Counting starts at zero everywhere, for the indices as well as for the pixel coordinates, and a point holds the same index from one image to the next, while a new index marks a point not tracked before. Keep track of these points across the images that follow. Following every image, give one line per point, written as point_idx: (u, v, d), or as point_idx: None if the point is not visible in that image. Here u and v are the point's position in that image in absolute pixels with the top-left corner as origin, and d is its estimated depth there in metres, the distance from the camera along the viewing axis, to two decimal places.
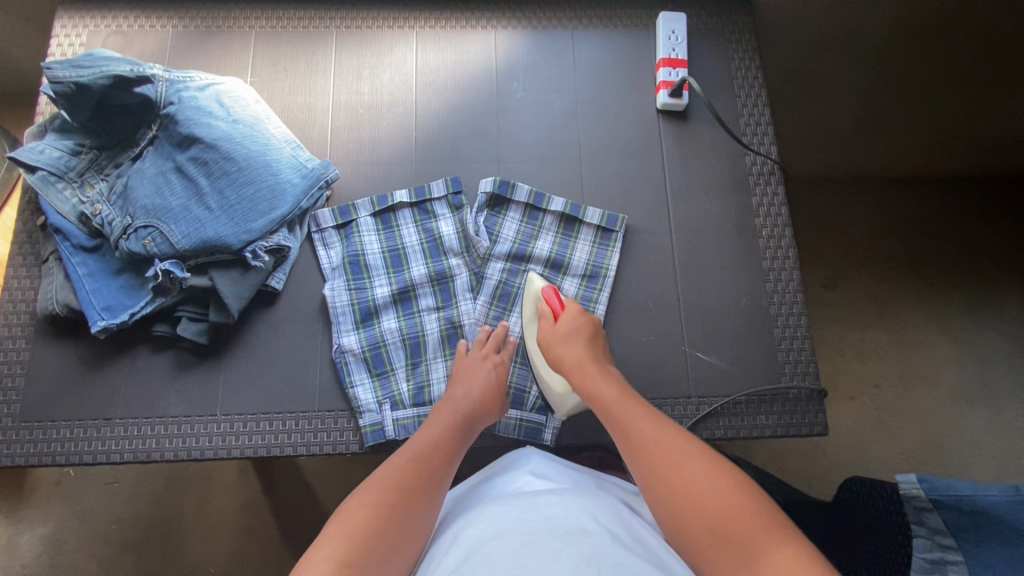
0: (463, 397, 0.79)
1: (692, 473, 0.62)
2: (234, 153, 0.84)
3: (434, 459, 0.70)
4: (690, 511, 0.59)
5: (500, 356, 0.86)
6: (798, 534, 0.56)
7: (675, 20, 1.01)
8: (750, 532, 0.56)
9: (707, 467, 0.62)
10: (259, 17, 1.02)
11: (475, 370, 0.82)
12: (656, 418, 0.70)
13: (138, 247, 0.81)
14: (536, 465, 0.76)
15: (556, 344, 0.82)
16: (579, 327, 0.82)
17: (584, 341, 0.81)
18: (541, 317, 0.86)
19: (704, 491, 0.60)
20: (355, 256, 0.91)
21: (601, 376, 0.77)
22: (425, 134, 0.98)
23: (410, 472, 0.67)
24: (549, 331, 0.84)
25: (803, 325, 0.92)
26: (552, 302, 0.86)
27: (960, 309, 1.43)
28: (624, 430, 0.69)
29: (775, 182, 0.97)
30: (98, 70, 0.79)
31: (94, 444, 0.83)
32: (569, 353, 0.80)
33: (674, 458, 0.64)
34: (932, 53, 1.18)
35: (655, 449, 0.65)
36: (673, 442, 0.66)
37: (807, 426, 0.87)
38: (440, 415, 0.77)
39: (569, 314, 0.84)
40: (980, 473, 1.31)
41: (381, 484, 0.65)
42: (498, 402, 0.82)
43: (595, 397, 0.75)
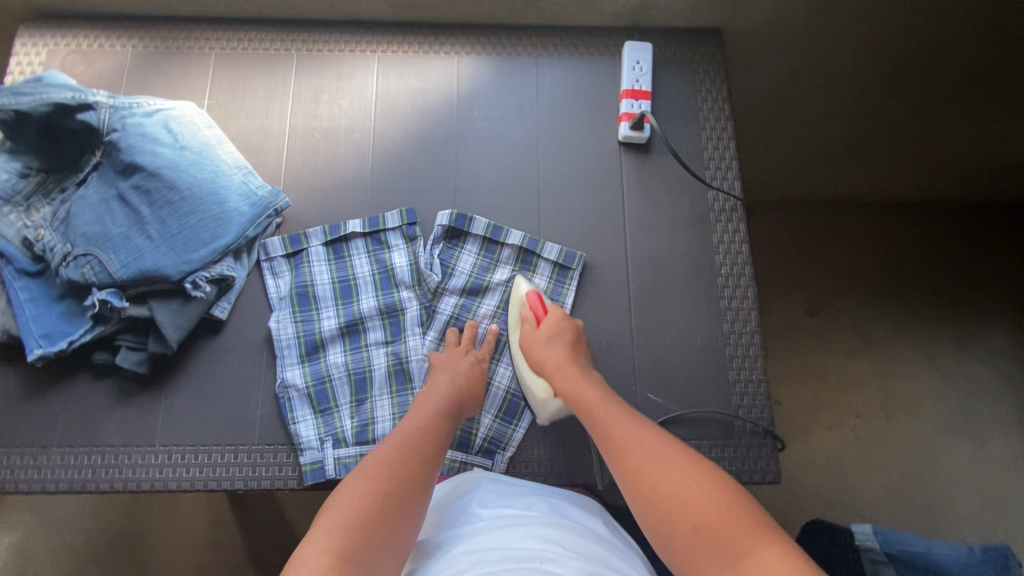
0: (448, 382, 0.79)
1: (672, 475, 0.61)
2: (178, 182, 0.83)
3: (424, 443, 0.70)
4: (672, 516, 0.58)
5: (478, 351, 0.86)
6: (781, 533, 0.55)
7: (640, 50, 1.00)
8: (731, 531, 0.55)
9: (687, 467, 0.62)
10: (220, 38, 1.01)
11: (456, 361, 0.83)
12: (637, 420, 0.70)
13: (77, 275, 0.79)
14: (488, 482, 0.76)
15: (538, 349, 0.81)
16: (561, 330, 0.83)
17: (566, 344, 0.81)
18: (524, 323, 0.86)
19: (686, 494, 0.59)
20: (303, 287, 0.90)
21: (582, 378, 0.77)
22: (382, 161, 0.96)
23: (402, 459, 0.66)
24: (531, 335, 0.84)
25: (759, 367, 0.89)
26: (535, 308, 0.86)
27: (940, 340, 1.39)
28: (603, 433, 0.69)
29: (736, 219, 0.95)
30: (38, 98, 0.80)
31: (30, 473, 0.82)
32: (550, 356, 0.80)
33: (653, 458, 0.63)
34: (915, 75, 1.15)
35: (636, 449, 0.65)
36: (654, 443, 0.65)
37: (758, 473, 0.85)
38: (429, 398, 0.77)
39: (551, 318, 0.84)
40: (958, 510, 1.27)
41: (372, 473, 0.64)
42: (480, 391, 0.82)
43: (576, 400, 0.75)
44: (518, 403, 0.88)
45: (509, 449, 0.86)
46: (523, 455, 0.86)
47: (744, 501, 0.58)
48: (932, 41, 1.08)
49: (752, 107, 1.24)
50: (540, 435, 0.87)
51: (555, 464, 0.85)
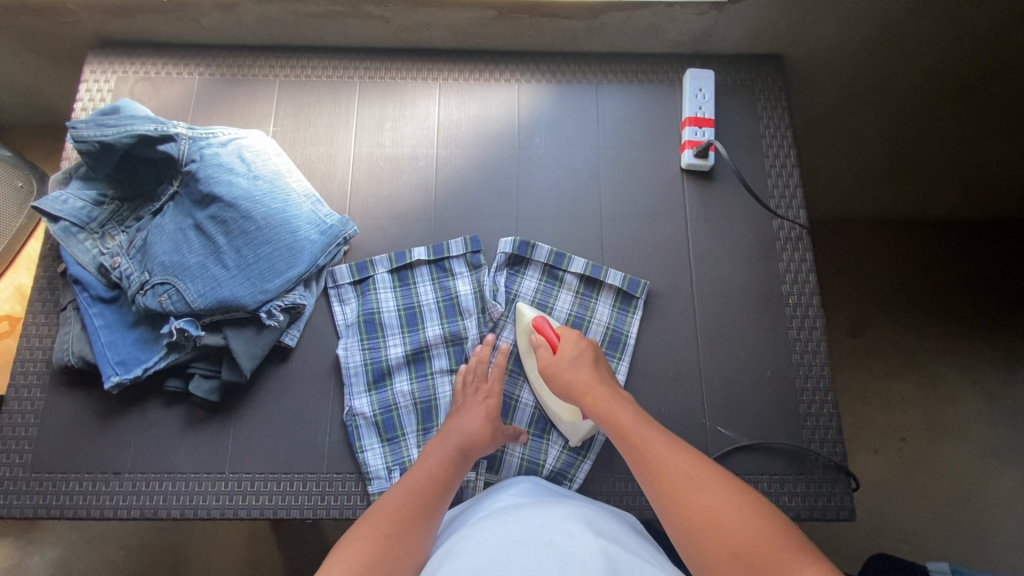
0: (455, 428, 0.77)
1: (710, 498, 0.59)
2: (253, 212, 0.84)
3: (428, 492, 0.70)
4: (708, 539, 0.56)
5: (492, 385, 0.83)
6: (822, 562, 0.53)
7: (703, 77, 0.99)
8: (771, 555, 0.53)
9: (726, 493, 0.59)
10: (283, 66, 1.02)
11: (470, 407, 0.80)
12: (672, 443, 0.67)
13: (154, 303, 0.80)
14: (529, 485, 0.76)
15: (563, 373, 0.78)
16: (581, 351, 0.79)
17: (594, 363, 0.79)
18: (539, 349, 0.83)
19: (727, 519, 0.57)
20: (370, 314, 0.90)
21: (613, 398, 0.74)
22: (445, 187, 0.97)
23: (406, 502, 0.67)
24: (550, 361, 0.80)
25: (830, 399, 0.88)
26: (547, 332, 0.83)
27: (994, 363, 1.36)
28: (637, 456, 0.66)
29: (803, 247, 0.94)
30: (122, 130, 0.82)
31: (102, 499, 0.83)
32: (579, 377, 0.77)
33: (688, 482, 0.61)
34: (976, 100, 1.13)
35: (671, 474, 0.62)
36: (691, 471, 0.62)
37: (832, 510, 0.83)
38: (436, 447, 0.76)
39: (567, 341, 0.81)
40: (1016, 539, 1.23)
41: (375, 520, 0.64)
42: (495, 431, 0.79)
43: (609, 421, 0.72)
44: (585, 434, 0.87)
45: (576, 480, 0.85)
46: (592, 487, 0.85)
47: (784, 528, 0.56)
48: (993, 69, 1.07)
49: (803, 130, 1.23)
50: (608, 467, 0.86)
51: (624, 497, 0.84)
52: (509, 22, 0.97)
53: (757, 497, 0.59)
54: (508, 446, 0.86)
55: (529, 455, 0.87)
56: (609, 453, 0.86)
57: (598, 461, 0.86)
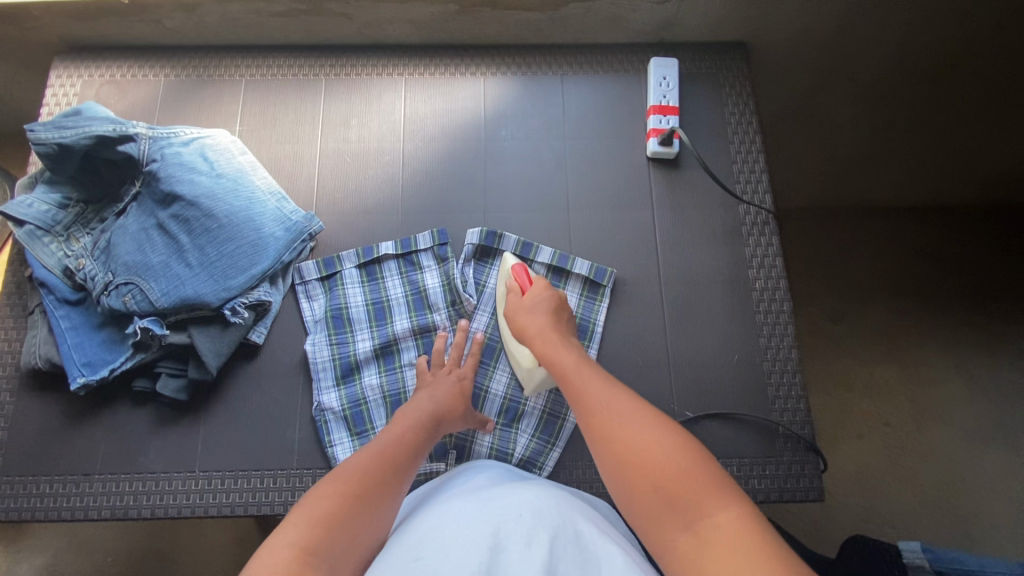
0: (429, 399, 0.77)
1: (637, 432, 0.58)
2: (216, 210, 0.85)
3: (401, 459, 0.68)
4: (632, 473, 0.55)
5: (462, 371, 0.83)
6: (740, 498, 0.53)
7: (666, 65, 1.00)
8: (693, 494, 0.52)
9: (655, 428, 0.58)
10: (249, 65, 1.02)
11: (440, 381, 0.81)
12: (608, 381, 0.66)
13: (118, 303, 0.81)
14: (501, 471, 0.76)
15: (520, 315, 0.79)
16: (544, 301, 0.80)
17: (545, 309, 0.79)
18: (510, 294, 0.84)
19: (653, 453, 0.56)
20: (338, 310, 0.90)
21: (558, 341, 0.74)
22: (412, 181, 0.97)
23: (378, 466, 0.66)
24: (516, 304, 0.82)
25: (798, 381, 0.88)
26: (522, 278, 0.85)
27: (973, 344, 1.37)
28: (574, 392, 0.66)
29: (769, 232, 0.95)
30: (81, 131, 0.82)
31: (73, 500, 0.83)
32: (532, 323, 0.78)
33: (619, 416, 0.60)
34: (945, 82, 1.13)
35: (604, 410, 0.62)
36: (623, 407, 0.61)
37: (801, 491, 0.83)
38: (412, 412, 0.75)
39: (537, 288, 0.82)
40: (998, 519, 1.23)
41: (344, 478, 0.62)
42: (466, 406, 0.80)
43: (552, 361, 0.72)
44: (555, 422, 0.88)
45: (546, 469, 0.85)
46: (563, 475, 0.85)
47: (709, 467, 0.55)
48: (958, 52, 1.07)
49: (774, 117, 1.24)
50: (578, 455, 0.86)
51: (595, 484, 0.84)
52: (471, 15, 0.97)
53: (689, 436, 0.58)
54: (477, 436, 0.86)
55: (498, 445, 0.87)
56: (578, 441, 0.86)
57: (568, 449, 0.86)
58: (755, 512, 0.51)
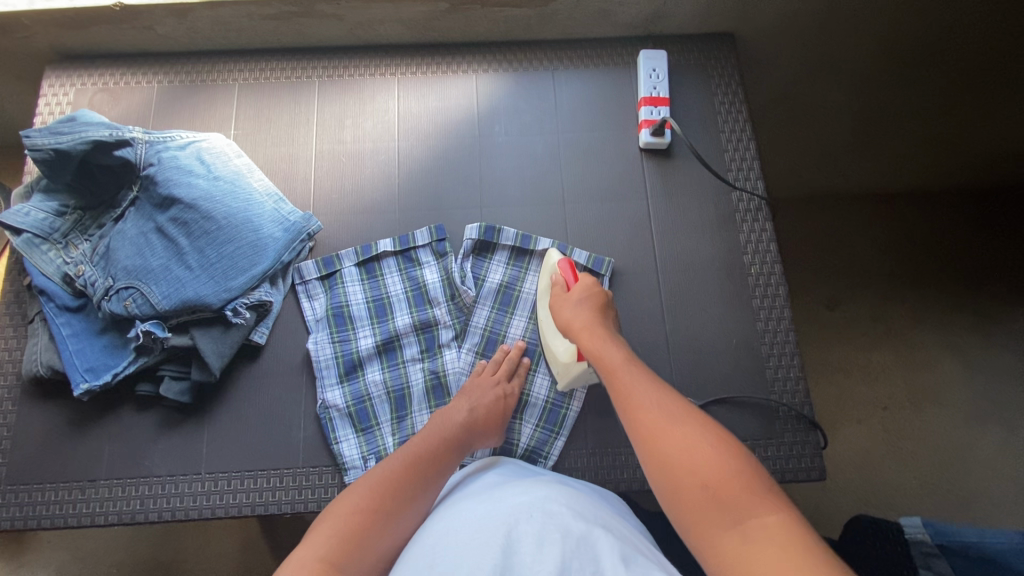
0: (466, 411, 0.79)
1: (686, 433, 0.57)
2: (214, 212, 0.85)
3: (427, 466, 0.70)
4: (677, 474, 0.54)
5: (511, 386, 0.85)
6: (788, 506, 0.50)
7: (656, 58, 1.01)
8: (741, 498, 0.51)
9: (703, 431, 0.57)
10: (241, 69, 1.03)
11: (483, 392, 0.82)
12: (657, 385, 0.66)
13: (120, 307, 0.81)
14: (513, 467, 0.76)
15: (564, 309, 0.81)
16: (592, 294, 0.81)
17: (594, 308, 0.80)
18: (554, 286, 0.85)
19: (702, 456, 0.55)
20: (339, 308, 0.91)
21: (607, 341, 0.74)
22: (408, 180, 0.98)
23: (404, 477, 0.67)
24: (560, 297, 0.83)
25: (796, 363, 0.89)
26: (568, 274, 0.85)
27: (966, 325, 1.39)
28: (622, 392, 0.66)
29: (762, 218, 0.96)
30: (77, 137, 0.82)
31: (79, 507, 0.82)
32: (578, 317, 0.79)
33: (666, 415, 0.60)
34: (929, 67, 1.15)
35: (651, 409, 0.62)
36: (672, 410, 0.61)
37: (803, 471, 0.84)
38: (447, 418, 0.77)
39: (582, 284, 0.83)
40: (996, 496, 1.25)
41: (367, 489, 0.64)
42: (498, 427, 0.81)
43: (598, 356, 0.73)
44: (559, 411, 0.88)
45: (551, 458, 0.86)
46: (568, 464, 0.86)
47: (760, 477, 0.53)
48: (940, 38, 1.09)
49: (764, 106, 1.25)
50: (582, 444, 0.87)
51: (600, 472, 0.85)
52: (461, 13, 0.98)
53: (739, 446, 0.56)
54: None
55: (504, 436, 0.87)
56: (582, 429, 0.87)
57: (572, 438, 0.87)
58: (804, 525, 0.49)
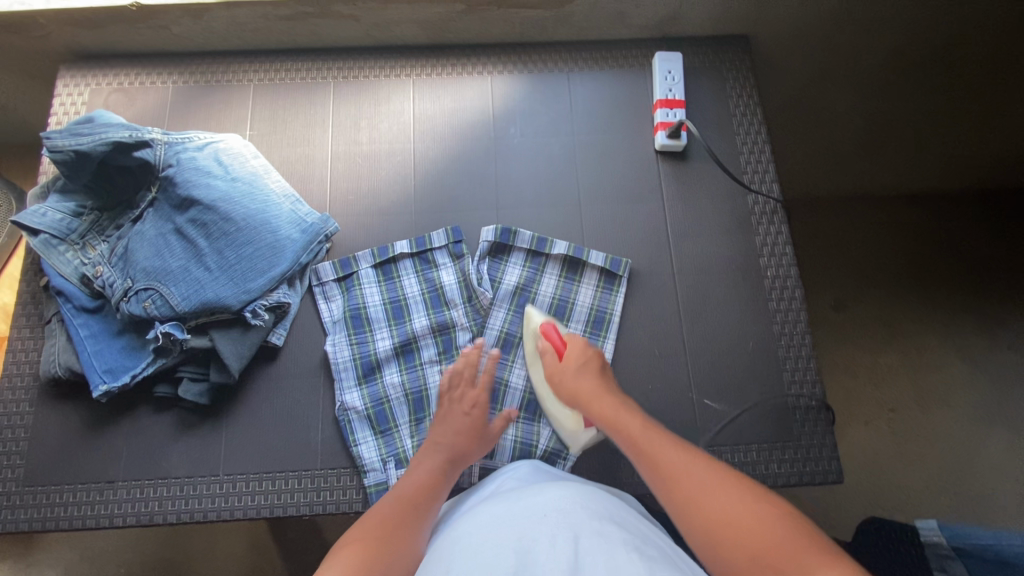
0: (442, 439, 0.79)
1: (721, 500, 0.57)
2: (233, 214, 0.85)
3: (417, 500, 0.70)
4: (725, 541, 0.53)
5: (479, 394, 0.82)
6: (841, 555, 0.50)
7: (671, 60, 1.01)
8: (796, 560, 0.49)
9: (743, 493, 0.57)
10: (257, 70, 1.03)
11: (452, 417, 0.81)
12: (683, 449, 0.65)
13: (138, 309, 0.81)
14: (530, 470, 0.76)
15: (568, 380, 0.80)
16: (587, 360, 0.81)
17: (596, 373, 0.79)
18: (545, 355, 0.85)
19: (747, 524, 0.54)
20: (356, 309, 0.91)
21: (622, 408, 0.74)
22: (424, 182, 0.98)
23: (397, 510, 0.68)
24: (557, 368, 0.82)
25: (813, 366, 0.90)
26: (551, 338, 0.85)
27: (974, 327, 1.39)
28: (645, 460, 0.65)
29: (778, 221, 0.96)
30: (98, 138, 0.82)
31: (97, 508, 0.83)
32: (582, 386, 0.78)
33: (699, 480, 0.60)
34: (941, 71, 1.15)
35: (686, 480, 0.60)
36: (697, 471, 0.61)
37: (820, 474, 0.85)
38: (426, 458, 0.77)
39: (573, 348, 0.83)
40: (1003, 498, 1.26)
41: (366, 524, 0.65)
42: (479, 443, 0.80)
43: (616, 431, 0.72)
44: None
45: (570, 458, 0.86)
46: (585, 466, 0.86)
47: (808, 529, 0.53)
48: (953, 42, 1.09)
49: (775, 109, 1.26)
50: (600, 446, 0.87)
51: (616, 474, 0.85)
52: (477, 15, 0.98)
53: (786, 506, 0.56)
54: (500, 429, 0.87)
55: (521, 437, 0.87)
56: (600, 432, 0.87)
57: (590, 439, 0.87)
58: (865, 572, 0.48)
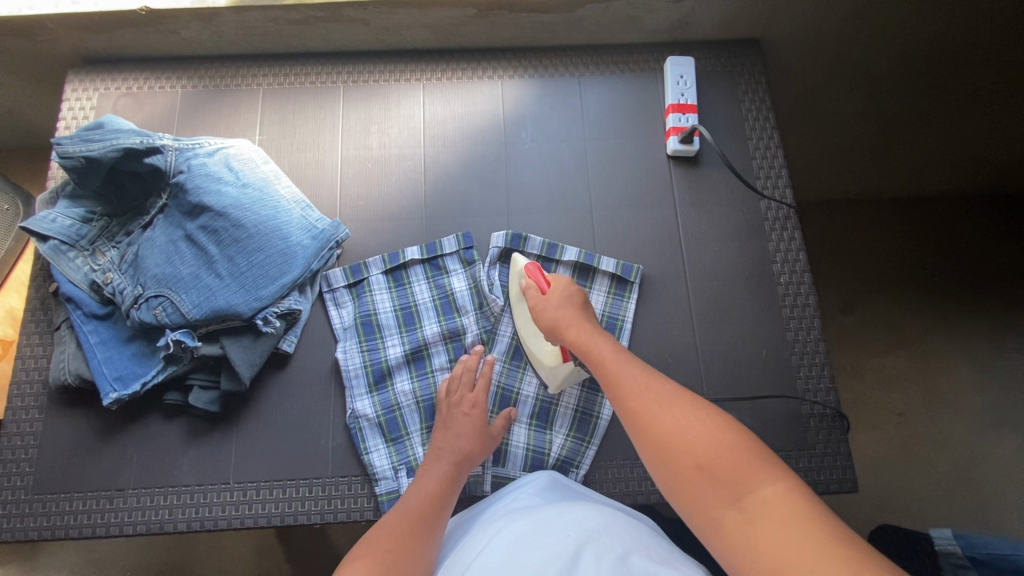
0: (446, 444, 0.78)
1: (679, 417, 0.57)
2: (244, 220, 0.85)
3: (426, 511, 0.71)
4: (672, 450, 0.55)
5: (477, 394, 0.82)
6: (785, 472, 0.52)
7: (683, 64, 1.01)
8: (740, 473, 0.51)
9: (697, 410, 0.58)
10: (266, 74, 1.02)
11: (453, 417, 0.81)
12: (648, 371, 0.65)
13: (149, 316, 0.80)
14: (546, 483, 0.76)
15: (545, 312, 0.78)
16: (570, 294, 0.79)
17: (577, 306, 0.77)
18: (528, 291, 0.82)
19: (697, 436, 0.55)
20: (367, 316, 0.91)
21: (594, 334, 0.72)
22: (435, 187, 0.97)
23: (406, 523, 0.68)
24: (540, 300, 0.79)
25: (827, 374, 0.89)
26: (538, 277, 0.82)
27: (984, 331, 1.38)
28: (613, 382, 0.65)
29: (791, 226, 0.96)
30: (109, 144, 0.81)
31: (107, 516, 0.82)
32: (563, 316, 0.76)
33: (660, 400, 0.60)
34: (956, 75, 1.14)
35: (644, 393, 0.61)
36: (660, 391, 0.61)
37: (835, 483, 0.84)
38: (432, 463, 0.77)
39: (557, 286, 0.80)
40: (1013, 504, 1.25)
41: (375, 541, 0.66)
42: (483, 444, 0.80)
43: (587, 351, 0.71)
44: (589, 420, 0.88)
45: (581, 468, 0.85)
46: (598, 474, 0.85)
47: (755, 444, 0.54)
48: (969, 46, 1.08)
49: (786, 112, 1.25)
50: (612, 454, 0.86)
51: (629, 482, 0.85)
52: (488, 19, 0.97)
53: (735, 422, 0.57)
54: (511, 437, 0.87)
55: (533, 445, 0.87)
56: (613, 439, 0.87)
57: (603, 448, 0.87)
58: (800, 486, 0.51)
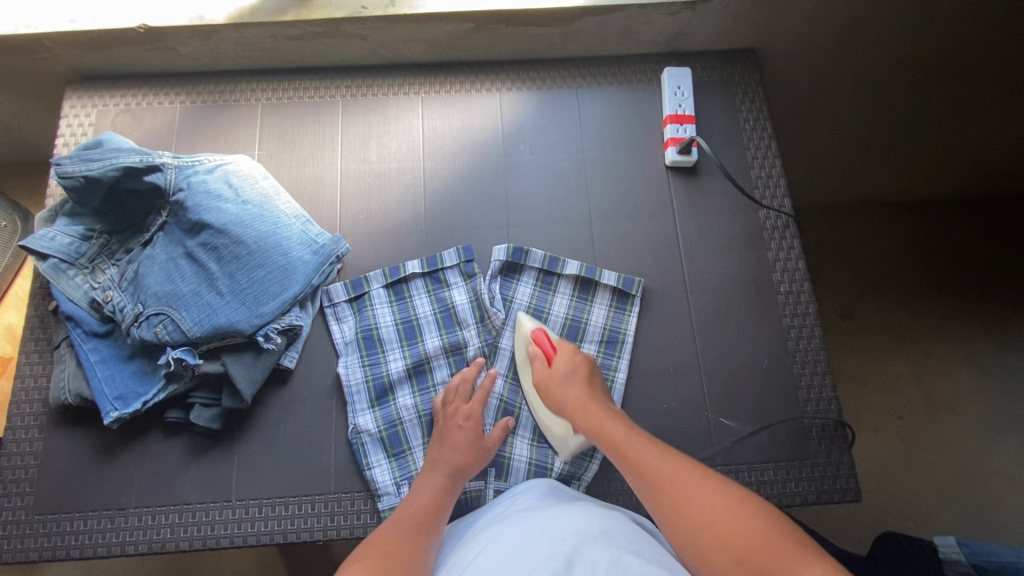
0: (439, 457, 0.78)
1: (706, 507, 0.58)
2: (244, 237, 0.85)
3: (421, 518, 0.70)
4: (710, 544, 0.55)
5: (471, 406, 0.82)
6: (819, 551, 0.53)
7: (680, 75, 1.01)
8: (778, 557, 0.52)
9: (722, 493, 0.59)
10: (265, 89, 1.02)
11: (447, 433, 0.80)
12: (665, 452, 0.66)
13: (149, 334, 0.80)
14: (545, 488, 0.75)
15: (554, 387, 0.79)
16: (576, 365, 0.80)
17: (583, 378, 0.79)
18: (534, 361, 0.84)
19: (729, 525, 0.56)
20: (368, 330, 0.91)
21: (605, 415, 0.73)
22: (434, 200, 0.98)
23: (402, 528, 0.68)
24: (545, 375, 0.81)
25: (828, 383, 0.89)
26: (544, 345, 0.84)
27: (983, 335, 1.38)
28: (632, 468, 0.65)
29: (790, 235, 0.96)
30: (108, 163, 0.81)
31: (107, 536, 0.82)
32: (570, 395, 0.78)
33: (685, 486, 0.60)
34: (950, 80, 1.15)
35: (669, 483, 0.61)
36: (681, 473, 0.62)
37: (838, 492, 0.84)
38: (425, 476, 0.77)
39: (562, 355, 0.82)
40: (1015, 507, 1.25)
41: (372, 545, 0.65)
42: (477, 454, 0.79)
43: (600, 433, 0.71)
44: None
45: (583, 482, 0.85)
46: (601, 486, 0.85)
47: (785, 526, 0.55)
48: (963, 51, 1.09)
49: (782, 120, 1.25)
50: (615, 465, 0.86)
51: (632, 494, 0.85)
52: (486, 32, 0.98)
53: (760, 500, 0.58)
54: (514, 451, 0.87)
55: (536, 459, 0.87)
56: None
57: (606, 460, 0.86)
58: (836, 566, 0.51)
